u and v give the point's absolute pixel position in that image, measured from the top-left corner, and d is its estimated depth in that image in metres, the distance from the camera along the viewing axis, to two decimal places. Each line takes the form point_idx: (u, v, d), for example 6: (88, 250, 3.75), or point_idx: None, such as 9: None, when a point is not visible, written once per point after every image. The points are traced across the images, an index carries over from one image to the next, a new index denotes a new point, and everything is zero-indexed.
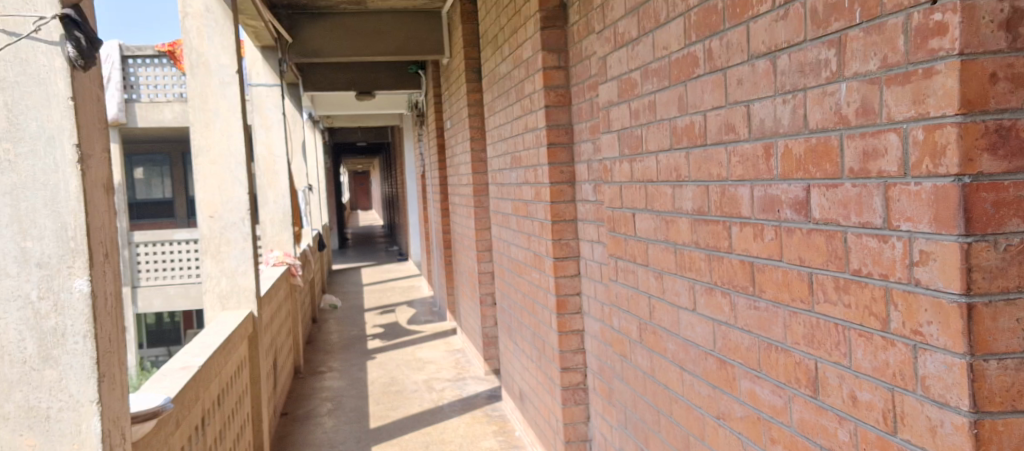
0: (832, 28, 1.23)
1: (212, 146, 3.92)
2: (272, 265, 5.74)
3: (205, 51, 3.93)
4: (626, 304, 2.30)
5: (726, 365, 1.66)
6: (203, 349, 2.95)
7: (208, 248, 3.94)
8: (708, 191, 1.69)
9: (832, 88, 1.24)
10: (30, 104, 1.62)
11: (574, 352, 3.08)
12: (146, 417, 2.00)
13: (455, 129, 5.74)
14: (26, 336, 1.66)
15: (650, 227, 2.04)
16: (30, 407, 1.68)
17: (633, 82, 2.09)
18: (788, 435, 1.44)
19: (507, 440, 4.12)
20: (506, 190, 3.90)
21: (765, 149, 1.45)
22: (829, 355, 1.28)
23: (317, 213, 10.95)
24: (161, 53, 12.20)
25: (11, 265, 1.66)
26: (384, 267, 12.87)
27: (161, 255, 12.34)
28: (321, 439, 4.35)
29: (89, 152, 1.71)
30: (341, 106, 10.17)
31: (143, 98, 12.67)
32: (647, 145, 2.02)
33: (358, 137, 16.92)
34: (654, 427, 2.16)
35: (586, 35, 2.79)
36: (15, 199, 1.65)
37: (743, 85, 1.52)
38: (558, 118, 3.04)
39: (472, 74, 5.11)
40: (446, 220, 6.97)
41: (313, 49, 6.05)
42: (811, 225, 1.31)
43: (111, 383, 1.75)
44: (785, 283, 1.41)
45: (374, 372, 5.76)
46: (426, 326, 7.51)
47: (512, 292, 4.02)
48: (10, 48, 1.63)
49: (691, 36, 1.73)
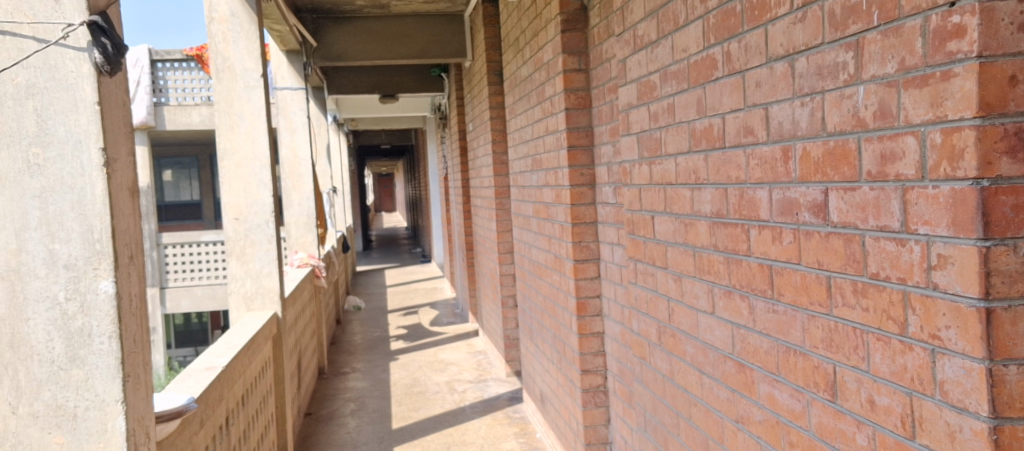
0: (850, 31, 1.21)
1: (237, 149, 3.99)
2: (296, 266, 5.80)
3: (229, 55, 3.96)
4: (645, 307, 2.29)
5: (745, 369, 1.64)
6: (228, 350, 3.00)
7: (234, 250, 4.01)
8: (727, 194, 1.67)
9: (851, 90, 1.22)
10: (59, 108, 1.66)
11: (594, 355, 3.07)
12: (170, 416, 2.02)
13: (478, 131, 5.75)
14: (54, 336, 1.70)
15: (670, 230, 2.03)
16: (58, 406, 1.71)
17: (653, 85, 2.08)
18: (807, 439, 1.42)
19: (528, 442, 4.12)
20: (528, 192, 3.90)
21: (784, 152, 1.43)
22: (848, 359, 1.27)
23: (341, 214, 11.10)
24: (189, 57, 12.45)
25: (40, 267, 1.69)
26: (407, 269, 12.98)
27: (188, 256, 12.55)
28: (344, 440, 4.38)
29: (115, 156, 1.75)
30: (365, 108, 10.25)
31: (171, 102, 12.88)
32: (667, 147, 2.01)
33: (382, 139, 17.06)
34: (674, 431, 2.14)
35: (607, 37, 2.78)
36: (43, 203, 1.68)
37: (761, 87, 1.50)
38: (578, 121, 3.04)
39: (494, 76, 5.13)
40: (469, 223, 6.99)
41: (337, 53, 6.13)
42: (829, 228, 1.29)
43: (136, 383, 1.79)
44: (803, 286, 1.39)
45: (397, 373, 5.79)
46: (448, 327, 7.54)
47: (533, 294, 4.01)
48: (39, 54, 1.66)
49: (710, 39, 1.72)
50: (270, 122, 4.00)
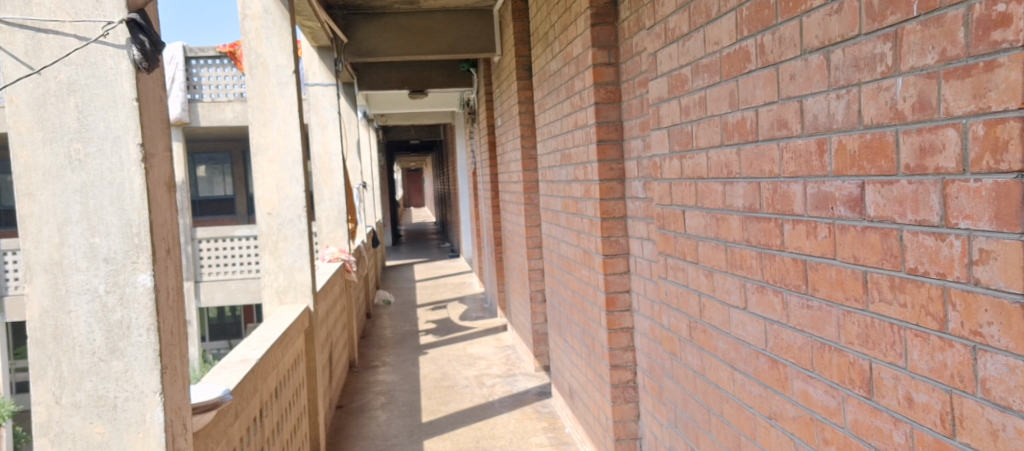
0: (889, 21, 1.19)
1: (271, 145, 4.05)
2: (327, 261, 5.87)
3: (263, 52, 4.03)
4: (675, 302, 2.28)
5: (778, 365, 1.63)
6: (261, 343, 3.05)
7: (267, 245, 4.06)
8: (760, 188, 1.65)
9: (888, 83, 1.20)
10: (98, 104, 1.70)
11: (623, 350, 3.06)
12: (206, 408, 2.06)
13: (507, 126, 5.76)
14: (95, 328, 1.73)
15: (701, 225, 2.01)
16: (99, 396, 1.74)
17: (684, 78, 2.06)
18: (842, 437, 1.40)
19: (557, 436, 4.12)
20: (557, 187, 3.88)
21: (818, 145, 1.41)
22: (884, 355, 1.25)
23: (371, 209, 11.20)
24: (222, 53, 12.64)
25: (80, 260, 1.72)
26: (436, 264, 13.03)
27: (222, 250, 12.78)
28: (375, 432, 4.43)
29: (153, 152, 1.78)
30: (395, 103, 10.32)
31: (204, 98, 13.05)
32: (699, 141, 1.99)
33: (411, 134, 17.10)
34: (705, 427, 2.13)
35: (637, 30, 2.75)
36: (85, 197, 1.72)
37: (796, 80, 1.48)
38: (607, 115, 3.02)
39: (523, 71, 5.12)
40: (497, 217, 7.01)
41: (367, 49, 6.18)
42: (865, 223, 1.27)
43: (173, 375, 1.82)
44: (838, 281, 1.37)
45: (426, 367, 5.83)
46: (477, 321, 7.57)
47: (562, 289, 4.00)
48: (81, 52, 1.70)
49: (743, 31, 1.70)
50: (302, 118, 4.05)
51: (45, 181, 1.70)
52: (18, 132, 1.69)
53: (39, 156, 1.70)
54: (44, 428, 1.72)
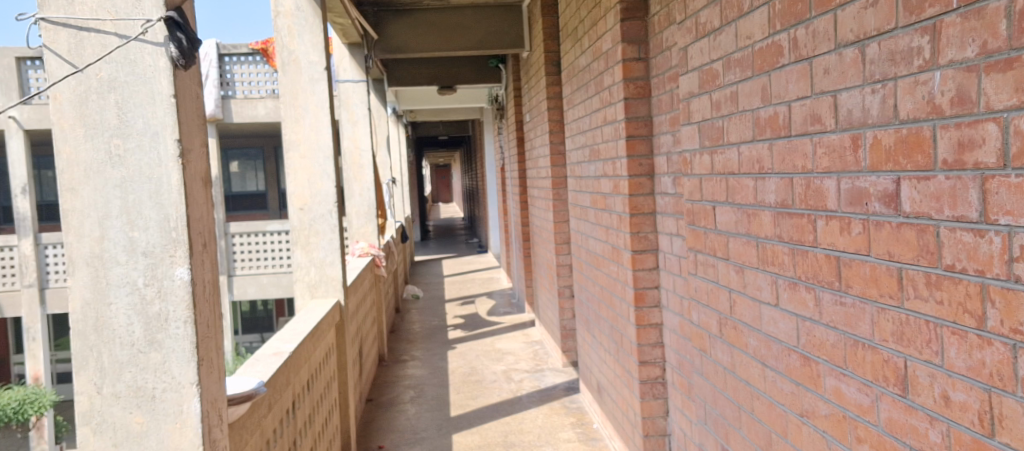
0: (926, 14, 1.17)
1: (303, 140, 4.11)
2: (358, 256, 5.93)
3: (295, 48, 4.09)
4: (705, 298, 2.27)
5: (810, 362, 1.61)
6: (294, 336, 3.10)
7: (298, 239, 4.11)
8: (793, 183, 1.64)
9: (926, 77, 1.18)
10: (138, 101, 1.74)
11: (652, 346, 3.05)
12: (240, 399, 2.10)
13: (535, 122, 5.76)
14: (134, 320, 1.77)
15: (732, 221, 2.00)
16: (138, 387, 1.79)
17: (715, 73, 2.05)
18: (876, 435, 1.39)
19: (585, 432, 4.12)
20: (586, 183, 3.88)
21: (853, 140, 1.39)
22: (920, 353, 1.23)
23: (400, 204, 11.29)
24: (255, 51, 12.82)
25: (120, 254, 1.76)
26: (465, 259, 13.06)
27: (255, 245, 12.97)
28: (405, 425, 4.47)
29: (190, 148, 1.82)
30: (424, 99, 10.38)
31: (238, 95, 13.23)
32: (730, 136, 1.98)
33: (440, 130, 17.16)
34: (735, 424, 2.12)
35: (668, 25, 2.74)
36: (124, 192, 1.76)
37: (829, 74, 1.47)
38: (637, 111, 3.01)
39: (552, 67, 5.12)
40: (525, 213, 7.01)
41: (397, 46, 6.22)
42: (901, 219, 1.26)
43: (209, 367, 1.86)
44: (872, 278, 1.36)
45: (455, 362, 5.87)
46: (505, 317, 7.59)
47: (590, 284, 4.00)
48: (121, 50, 1.74)
49: (775, 25, 1.68)
50: (333, 115, 4.11)
51: (86, 176, 1.74)
52: (60, 129, 1.73)
53: (81, 151, 1.74)
54: (86, 417, 1.76)
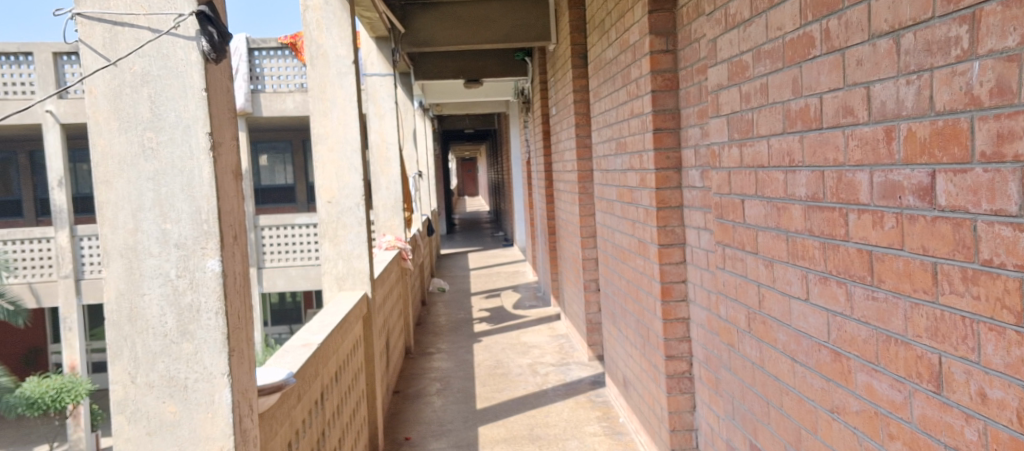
0: (965, 3, 1.14)
1: (331, 134, 4.13)
2: (384, 249, 5.97)
3: (323, 42, 4.13)
4: (733, 292, 2.25)
5: (841, 357, 1.59)
6: (322, 327, 3.14)
7: (327, 232, 4.15)
8: (824, 177, 1.61)
9: (964, 67, 1.15)
10: (170, 95, 1.77)
11: (679, 341, 3.03)
12: (270, 390, 2.13)
13: (561, 115, 5.74)
14: (167, 311, 1.80)
15: (761, 214, 1.97)
16: (171, 377, 1.82)
17: (745, 65, 2.02)
18: (908, 432, 1.37)
19: (611, 426, 4.11)
20: (612, 176, 3.85)
21: (886, 132, 1.37)
22: (955, 349, 1.21)
23: (426, 197, 11.34)
24: (284, 45, 12.91)
25: (153, 245, 1.79)
26: (491, 253, 13.08)
27: (284, 238, 13.14)
28: (431, 417, 4.51)
29: (220, 141, 1.85)
30: (450, 92, 10.39)
31: (267, 89, 13.38)
32: (760, 129, 1.95)
33: (466, 123, 17.17)
34: (764, 419, 2.10)
35: (696, 16, 2.71)
36: (157, 184, 1.79)
37: (863, 65, 1.44)
38: (664, 104, 2.99)
39: (579, 59, 5.09)
40: (551, 206, 6.99)
41: (424, 39, 6.26)
42: (936, 212, 1.24)
43: (239, 358, 1.89)
44: (906, 272, 1.33)
45: (480, 355, 5.89)
46: (531, 310, 7.60)
47: (616, 278, 3.99)
48: (154, 43, 1.76)
49: (807, 15, 1.65)
50: (361, 108, 4.15)
51: (120, 169, 1.78)
52: (95, 122, 1.76)
53: (115, 144, 1.77)
54: (121, 406, 1.80)
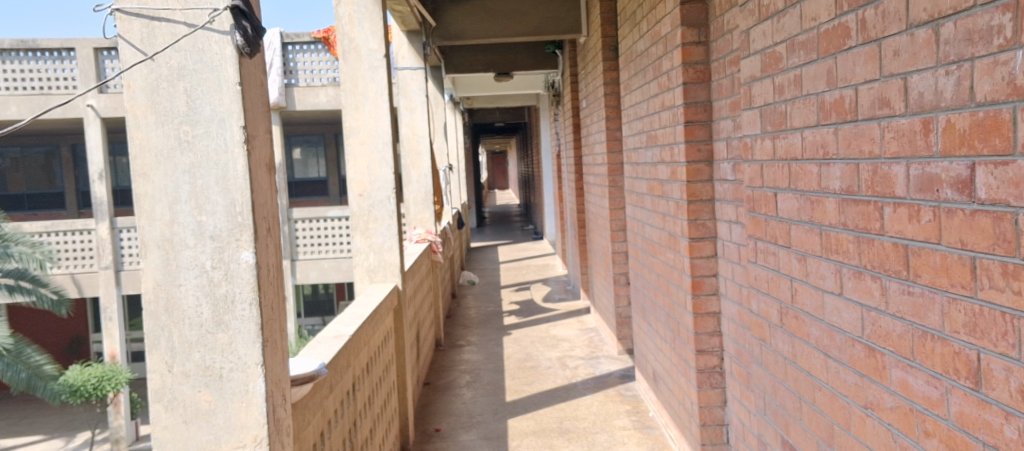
0: None
1: (362, 127, 4.16)
2: (415, 242, 6.04)
3: (356, 36, 4.16)
4: (765, 286, 2.23)
5: (875, 353, 1.57)
6: (354, 319, 3.18)
7: (358, 225, 4.23)
8: (859, 169, 1.59)
9: (1006, 56, 1.12)
10: (205, 88, 1.80)
11: (709, 335, 3.01)
12: (303, 380, 2.16)
13: (592, 108, 5.70)
14: (202, 301, 1.84)
15: (795, 208, 1.94)
16: (206, 367, 1.85)
17: (778, 56, 1.99)
18: (945, 429, 1.34)
19: (641, 420, 4.10)
20: (642, 169, 3.83)
21: (924, 124, 1.34)
22: (994, 346, 1.18)
23: (457, 190, 11.39)
24: (317, 39, 13.03)
25: (189, 237, 1.83)
26: (521, 246, 13.09)
27: (317, 230, 13.28)
28: (461, 409, 4.54)
29: (254, 134, 1.88)
30: (481, 85, 10.40)
31: (300, 83, 13.52)
32: (794, 121, 1.92)
33: (496, 116, 17.15)
34: (796, 415, 2.07)
35: (729, 8, 2.67)
36: (193, 177, 1.82)
37: (900, 56, 1.41)
38: (696, 96, 2.95)
39: (609, 52, 5.06)
40: (581, 200, 6.97)
41: (454, 33, 6.28)
42: (975, 206, 1.21)
43: (273, 348, 1.92)
44: (943, 267, 1.31)
45: (510, 347, 5.91)
46: (561, 303, 7.59)
47: (646, 272, 3.96)
48: (189, 38, 1.80)
49: (843, 6, 1.62)
50: (391, 101, 4.18)
51: (157, 162, 1.82)
52: (134, 116, 1.80)
53: (152, 137, 1.81)
54: (159, 394, 1.84)
